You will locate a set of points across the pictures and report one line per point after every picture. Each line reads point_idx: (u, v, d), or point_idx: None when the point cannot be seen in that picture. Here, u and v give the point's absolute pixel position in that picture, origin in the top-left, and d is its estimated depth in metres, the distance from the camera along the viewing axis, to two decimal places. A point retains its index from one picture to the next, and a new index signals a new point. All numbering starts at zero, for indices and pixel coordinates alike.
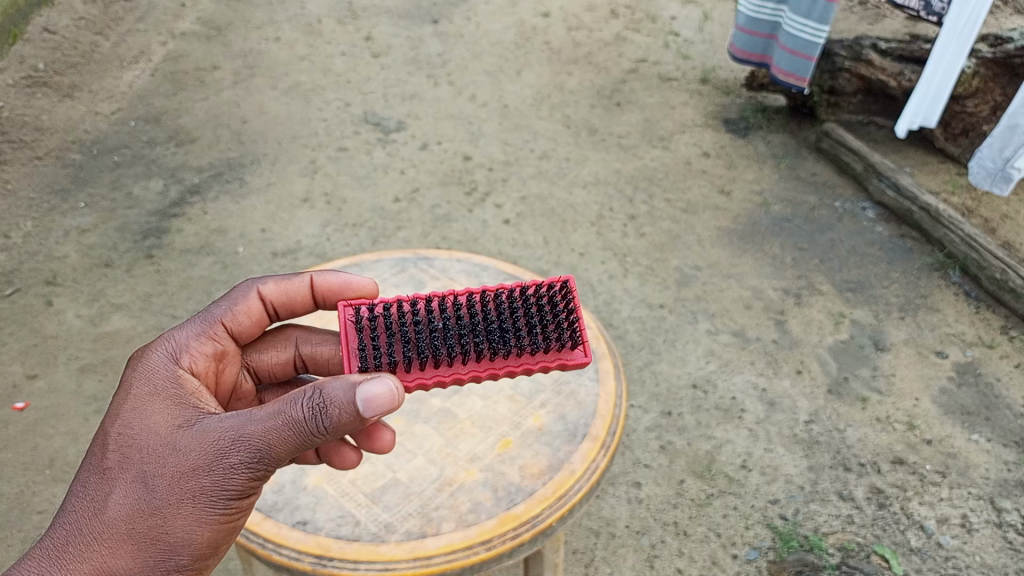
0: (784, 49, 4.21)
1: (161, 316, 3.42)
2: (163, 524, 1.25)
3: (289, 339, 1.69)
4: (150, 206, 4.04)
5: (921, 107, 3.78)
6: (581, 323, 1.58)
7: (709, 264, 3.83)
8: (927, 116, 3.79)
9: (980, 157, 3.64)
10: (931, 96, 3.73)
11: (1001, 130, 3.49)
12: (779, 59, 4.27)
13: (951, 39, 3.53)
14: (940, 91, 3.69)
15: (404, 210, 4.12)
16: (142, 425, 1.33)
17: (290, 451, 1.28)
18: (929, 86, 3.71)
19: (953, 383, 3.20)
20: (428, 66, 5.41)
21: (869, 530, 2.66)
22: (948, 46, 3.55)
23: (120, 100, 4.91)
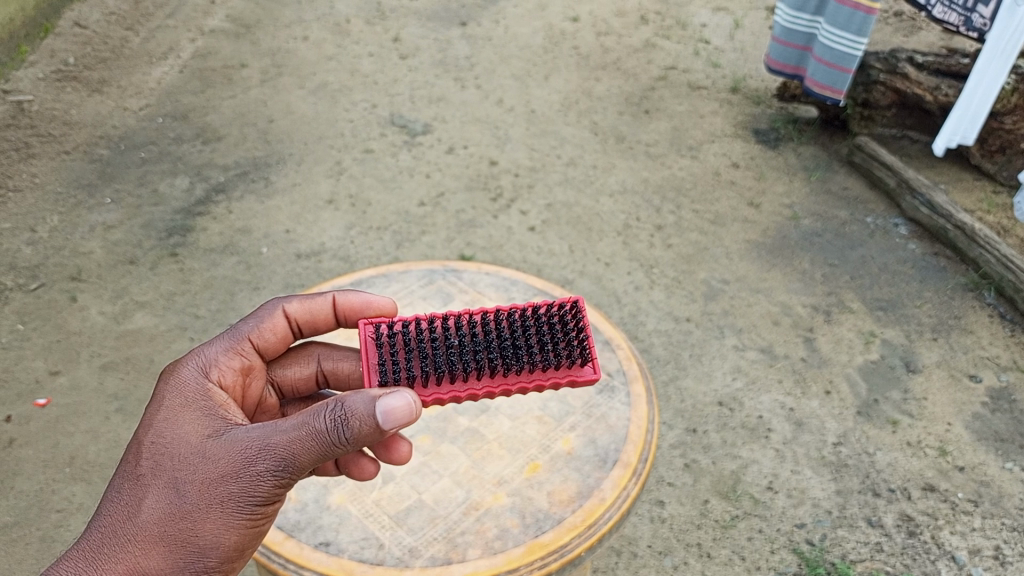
0: (819, 61, 4.13)
1: (184, 316, 3.40)
2: (195, 527, 1.22)
3: (311, 355, 1.66)
4: (175, 204, 4.04)
5: (961, 124, 3.71)
6: (592, 341, 1.54)
7: (737, 278, 3.77)
8: (966, 132, 3.72)
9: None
10: (971, 113, 3.65)
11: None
12: (813, 71, 4.20)
13: (992, 58, 3.44)
14: (981, 106, 3.62)
15: (429, 214, 4.08)
16: (174, 433, 1.30)
17: (313, 460, 1.25)
18: (970, 102, 3.62)
19: (987, 408, 3.11)
20: (456, 69, 5.38)
21: (899, 560, 2.58)
22: (990, 64, 3.46)
23: (148, 96, 4.91)
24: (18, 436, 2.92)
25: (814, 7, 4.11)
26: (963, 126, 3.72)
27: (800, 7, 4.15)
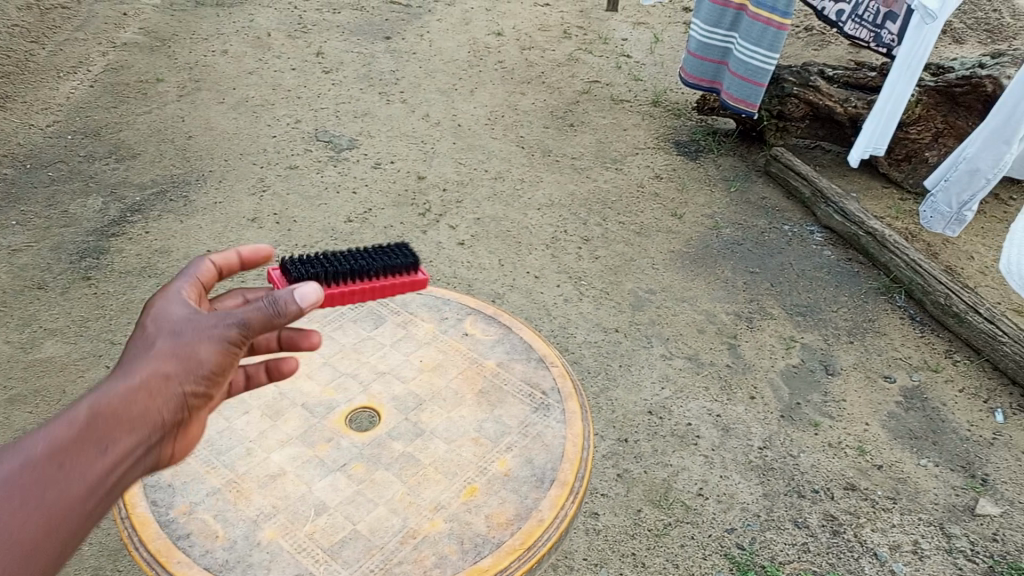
0: (735, 75, 4.27)
1: (98, 342, 3.25)
2: (153, 376, 1.09)
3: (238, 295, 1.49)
4: (88, 224, 3.88)
5: (873, 136, 3.88)
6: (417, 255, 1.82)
7: (663, 288, 3.84)
8: (878, 145, 3.89)
9: (935, 201, 3.67)
10: (883, 125, 3.83)
11: (959, 174, 3.51)
12: (729, 85, 4.33)
13: (901, 72, 3.59)
14: (891, 119, 3.79)
15: (356, 231, 4.03)
16: (160, 307, 1.21)
17: (266, 323, 1.14)
18: (881, 115, 3.79)
19: (901, 407, 3.25)
20: (381, 84, 5.35)
21: (824, 559, 2.63)
22: (899, 79, 3.62)
23: (56, 112, 4.73)
24: None
25: (729, 23, 4.24)
26: (876, 138, 3.89)
27: (716, 22, 4.27)
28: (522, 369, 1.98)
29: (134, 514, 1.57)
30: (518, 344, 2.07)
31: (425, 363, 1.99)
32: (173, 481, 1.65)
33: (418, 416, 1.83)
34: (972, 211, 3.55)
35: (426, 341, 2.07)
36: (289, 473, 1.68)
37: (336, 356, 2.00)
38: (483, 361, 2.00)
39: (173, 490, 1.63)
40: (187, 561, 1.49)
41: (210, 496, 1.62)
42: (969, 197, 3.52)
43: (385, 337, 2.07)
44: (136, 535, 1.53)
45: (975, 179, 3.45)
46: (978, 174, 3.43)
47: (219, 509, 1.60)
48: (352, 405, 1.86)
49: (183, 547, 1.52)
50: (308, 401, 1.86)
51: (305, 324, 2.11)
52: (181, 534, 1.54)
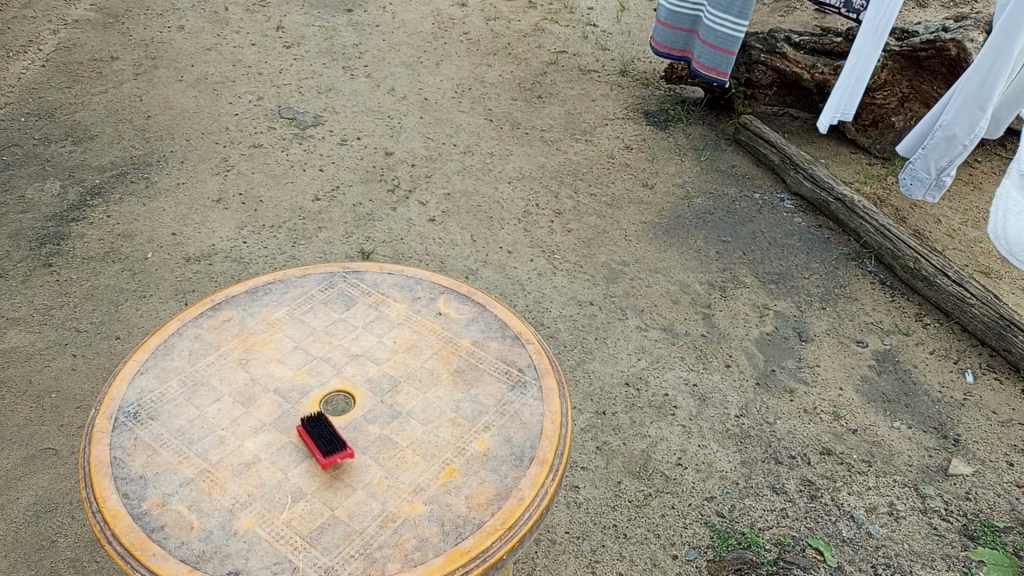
0: (704, 43, 4.23)
1: (64, 330, 3.15)
2: None
3: None
4: (46, 210, 3.76)
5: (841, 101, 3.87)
6: None
7: (637, 259, 3.84)
8: (846, 109, 3.89)
9: (914, 168, 3.65)
10: (851, 90, 3.82)
11: (937, 141, 3.49)
12: (699, 53, 4.29)
13: (868, 37, 3.59)
14: (858, 84, 3.79)
15: (325, 209, 3.96)
16: None
17: None
18: (850, 79, 3.78)
19: (874, 370, 3.29)
20: (344, 58, 5.24)
21: (803, 523, 2.66)
22: (866, 43, 3.61)
23: (7, 93, 4.56)
24: None
25: None
26: (844, 103, 3.88)
27: None
28: (498, 346, 1.96)
29: (105, 507, 1.52)
30: (493, 322, 2.04)
31: (399, 344, 1.95)
32: (145, 472, 1.60)
33: (394, 398, 1.80)
34: (950, 176, 3.53)
35: (399, 321, 2.03)
36: (264, 459, 1.64)
37: (308, 339, 1.96)
38: (458, 340, 1.97)
39: (145, 482, 1.58)
40: (163, 553, 1.45)
41: (183, 486, 1.58)
42: (947, 162, 3.51)
43: (358, 318, 2.03)
44: (108, 529, 1.49)
45: (952, 146, 3.44)
46: (955, 141, 3.41)
47: (194, 499, 1.56)
48: (326, 388, 1.82)
49: (158, 539, 1.48)
50: (280, 385, 1.82)
51: (275, 307, 2.06)
52: (155, 526, 1.50)
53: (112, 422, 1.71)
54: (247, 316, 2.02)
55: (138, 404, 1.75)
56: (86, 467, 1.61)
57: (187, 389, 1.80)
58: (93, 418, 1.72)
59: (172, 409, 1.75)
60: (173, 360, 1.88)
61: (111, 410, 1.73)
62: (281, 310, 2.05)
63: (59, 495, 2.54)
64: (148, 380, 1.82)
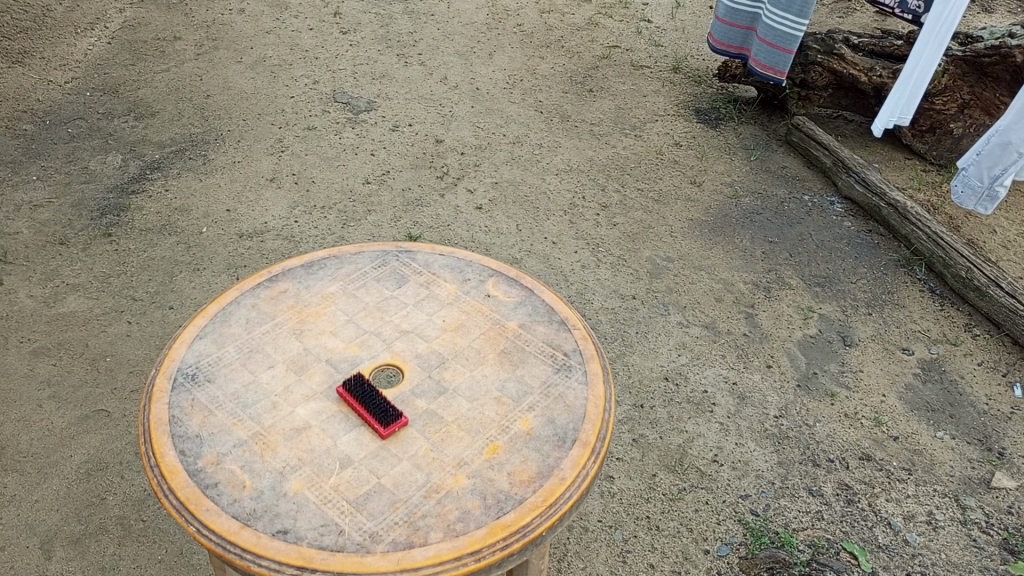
0: (763, 41, 4.20)
1: (121, 298, 3.26)
2: None
3: None
4: (108, 182, 3.89)
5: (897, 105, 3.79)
6: None
7: (681, 256, 3.83)
8: (902, 114, 3.81)
9: (967, 176, 3.57)
10: (908, 94, 3.75)
11: (991, 148, 3.42)
12: (757, 51, 4.26)
13: (929, 39, 3.52)
14: (916, 88, 3.71)
15: (374, 193, 4.02)
16: None
17: None
18: (906, 83, 3.71)
19: (919, 379, 3.24)
20: (399, 45, 5.30)
21: (838, 527, 2.64)
22: (926, 45, 3.55)
23: (75, 69, 4.72)
24: None
25: None
26: (899, 107, 3.80)
27: None
28: (543, 330, 1.99)
29: (163, 462, 1.59)
30: (540, 306, 2.07)
31: (448, 323, 1.99)
32: (201, 431, 1.67)
33: (441, 374, 1.84)
34: (1005, 186, 3.44)
35: (448, 301, 2.07)
36: (314, 426, 1.70)
37: (360, 314, 2.01)
38: (505, 322, 2.00)
39: (201, 440, 1.65)
40: (216, 509, 1.51)
41: (237, 447, 1.64)
42: (1002, 171, 3.42)
43: (408, 296, 2.08)
44: (166, 483, 1.56)
45: (1007, 154, 3.37)
46: (1011, 148, 3.34)
47: (246, 460, 1.62)
48: (375, 361, 1.87)
49: (212, 495, 1.54)
50: (332, 357, 1.88)
51: (329, 282, 2.12)
52: (209, 483, 1.56)
53: (172, 381, 1.78)
54: (302, 289, 2.08)
55: (196, 366, 1.83)
56: (146, 423, 1.68)
57: (244, 355, 1.87)
58: (154, 377, 1.79)
59: (228, 373, 1.82)
60: (230, 327, 1.95)
61: (171, 370, 1.81)
62: (334, 285, 2.10)
63: (111, 454, 2.64)
64: (207, 344, 1.89)
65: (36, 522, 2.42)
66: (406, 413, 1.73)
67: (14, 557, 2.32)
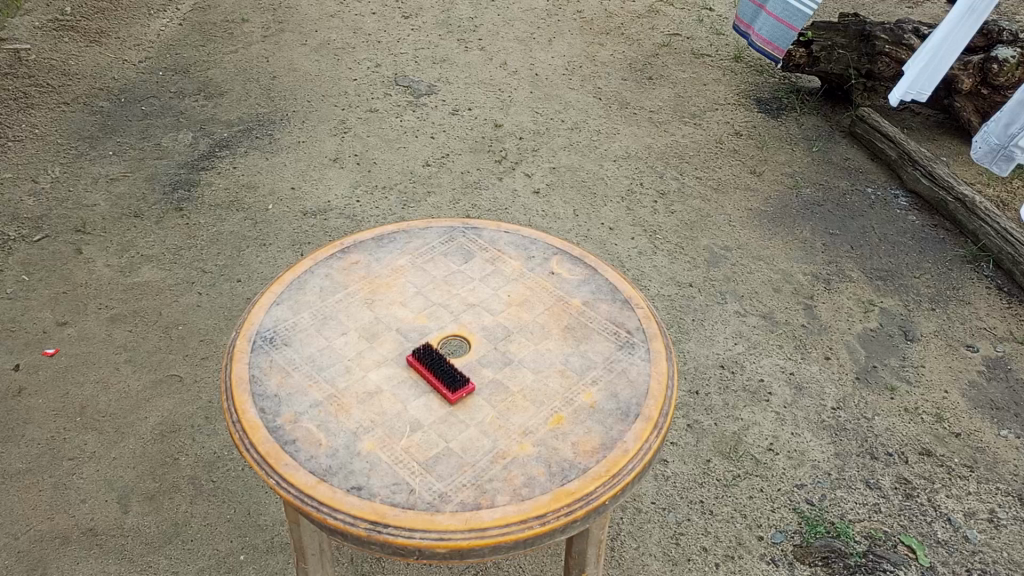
0: (770, 15, 4.11)
1: (191, 270, 3.38)
2: None
3: None
4: (180, 158, 4.02)
5: (918, 79, 3.64)
6: None
7: (739, 246, 3.80)
8: (922, 89, 3.66)
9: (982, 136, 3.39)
10: (931, 70, 3.60)
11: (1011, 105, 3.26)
12: (762, 24, 4.18)
13: (965, 15, 3.43)
14: (943, 62, 3.56)
15: (434, 175, 4.08)
16: None
17: None
18: (931, 57, 3.58)
19: (983, 376, 3.17)
20: (459, 31, 5.34)
21: (895, 520, 2.61)
22: (960, 21, 3.45)
23: (148, 49, 4.87)
24: (27, 384, 2.84)
25: None
26: (918, 84, 3.66)
27: None
28: (608, 308, 2.01)
29: (244, 419, 1.67)
30: (604, 285, 2.09)
31: (513, 298, 2.04)
32: (279, 391, 1.75)
33: (507, 346, 1.89)
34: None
35: (514, 277, 2.11)
36: (386, 391, 1.77)
37: (428, 287, 2.08)
38: (570, 299, 2.04)
39: (279, 400, 1.73)
40: (294, 464, 1.58)
41: (313, 407, 1.72)
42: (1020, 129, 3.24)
43: (474, 271, 2.13)
44: (246, 438, 1.64)
45: None
46: None
47: (322, 419, 1.69)
48: (444, 332, 1.93)
49: (290, 451, 1.61)
50: (402, 325, 1.95)
51: (398, 255, 2.18)
52: (287, 439, 1.63)
53: (251, 344, 1.87)
54: (373, 261, 2.15)
55: (274, 330, 1.91)
56: (228, 381, 1.77)
57: (318, 321, 1.95)
58: (235, 338, 1.89)
59: (304, 337, 1.90)
60: (305, 294, 2.03)
61: (250, 333, 1.90)
62: (404, 258, 2.17)
63: (182, 418, 2.75)
64: (283, 309, 1.98)
65: (114, 478, 2.54)
66: (474, 383, 1.78)
67: (92, 511, 2.44)
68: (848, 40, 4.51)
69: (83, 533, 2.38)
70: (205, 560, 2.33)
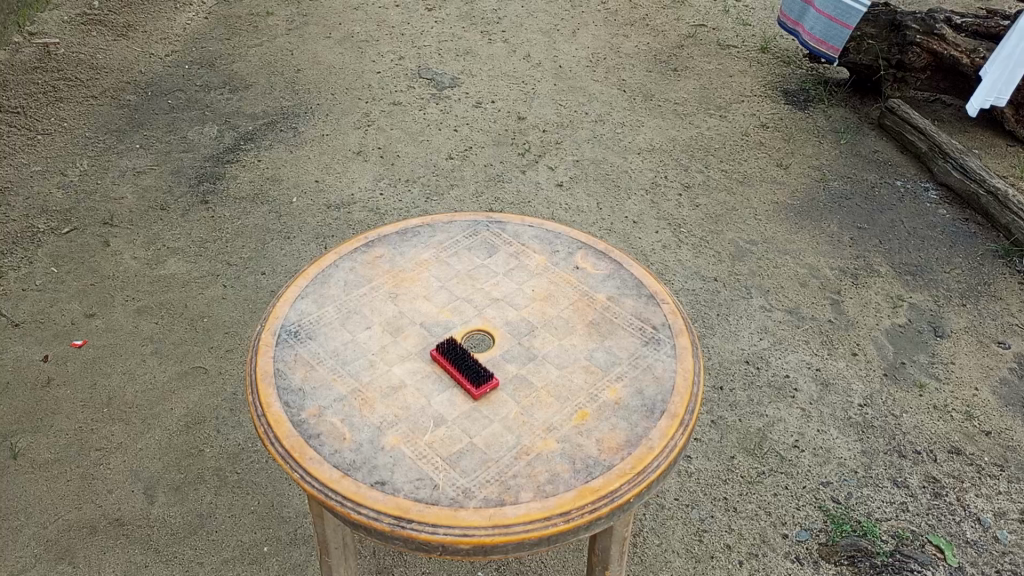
0: (820, 13, 4.20)
1: (216, 263, 3.40)
2: None
3: None
4: (205, 151, 4.05)
5: (997, 84, 3.62)
6: None
7: (765, 240, 3.75)
8: (1000, 94, 3.63)
9: None
10: (1008, 74, 3.58)
11: None
12: (812, 24, 4.26)
13: None
14: (1019, 67, 3.53)
15: (457, 168, 4.07)
16: None
17: None
18: (1007, 62, 3.56)
19: (1015, 374, 3.11)
20: (483, 23, 5.32)
21: (923, 520, 2.57)
22: None
23: (174, 42, 4.91)
24: (56, 375, 2.88)
25: None
26: (998, 88, 3.63)
27: None
28: (633, 303, 2.00)
29: (268, 412, 1.68)
30: (629, 280, 2.07)
31: (537, 292, 2.03)
32: (303, 384, 1.76)
33: (531, 342, 1.88)
34: None
35: (538, 272, 2.10)
36: (409, 385, 1.76)
37: (452, 281, 2.07)
38: (594, 294, 2.02)
39: (303, 394, 1.73)
40: (319, 458, 1.59)
41: (337, 401, 1.72)
42: None
43: (499, 265, 2.13)
44: (271, 432, 1.64)
45: None
46: None
47: (346, 414, 1.69)
48: (468, 326, 1.92)
49: (314, 445, 1.62)
50: (426, 320, 1.94)
51: (422, 249, 2.18)
52: (311, 433, 1.64)
53: (276, 337, 1.88)
54: (397, 255, 2.15)
55: (298, 324, 1.92)
56: (253, 375, 1.78)
57: (342, 315, 1.95)
58: (260, 332, 1.90)
59: (328, 331, 1.90)
60: (330, 288, 2.03)
61: (275, 326, 1.91)
62: (428, 252, 2.17)
63: (207, 410, 2.77)
64: (308, 303, 1.98)
65: (140, 469, 2.57)
66: (498, 379, 1.77)
67: (119, 501, 2.47)
68: (877, 31, 4.41)
69: (109, 523, 2.41)
70: (230, 551, 2.35)
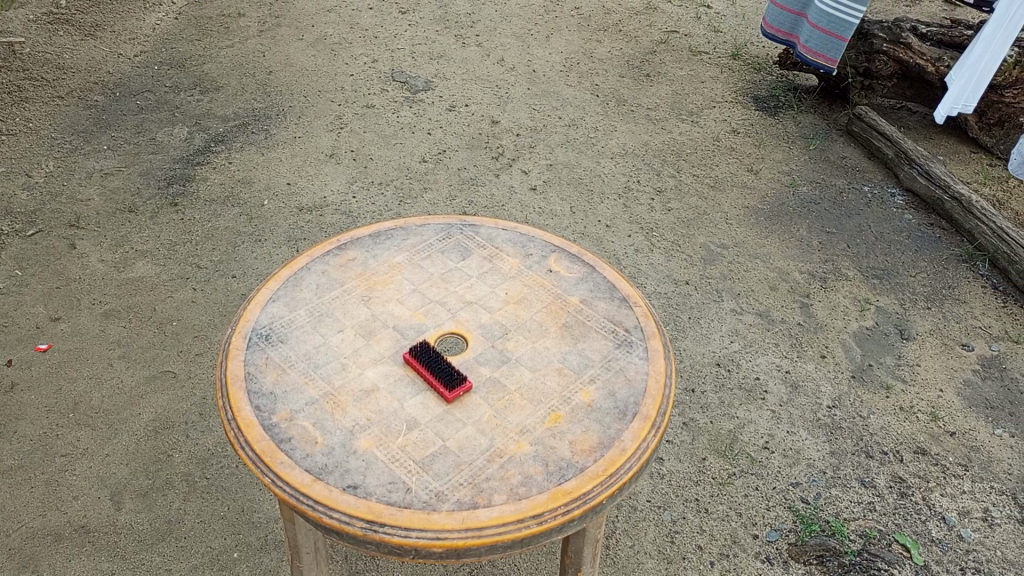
0: (815, 27, 4.12)
1: (185, 265, 3.36)
2: None
3: None
4: (174, 153, 4.00)
5: (963, 92, 3.66)
6: None
7: (736, 244, 3.79)
8: (967, 101, 3.67)
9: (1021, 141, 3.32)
10: (974, 83, 3.62)
11: None
12: (807, 38, 4.19)
13: (1000, 26, 3.44)
14: (985, 73, 3.58)
15: (430, 171, 4.06)
16: None
17: None
18: (972, 71, 3.60)
19: (978, 376, 3.17)
20: (457, 26, 5.33)
21: (890, 519, 2.61)
22: (996, 34, 3.46)
23: (143, 43, 4.85)
24: (20, 380, 2.82)
25: None
26: (965, 96, 3.67)
27: None
28: (605, 306, 2.01)
29: (239, 416, 1.66)
30: (602, 283, 2.09)
31: (510, 295, 2.03)
32: (274, 388, 1.74)
33: (504, 344, 1.89)
34: None
35: (511, 275, 2.11)
36: (382, 389, 1.76)
37: (425, 284, 2.07)
38: (567, 297, 2.03)
39: (274, 397, 1.72)
40: (290, 462, 1.57)
41: (309, 405, 1.71)
42: None
43: (472, 268, 2.13)
44: (242, 436, 1.63)
45: None
46: None
47: (318, 417, 1.68)
48: (441, 330, 1.92)
49: (285, 449, 1.60)
50: (398, 323, 1.94)
51: (395, 252, 2.18)
52: (282, 437, 1.63)
53: (246, 341, 1.86)
54: (370, 258, 2.14)
55: (269, 327, 1.90)
56: (223, 379, 1.76)
57: (314, 318, 1.93)
58: (231, 335, 1.88)
59: (300, 334, 1.89)
60: (301, 291, 2.02)
61: (246, 330, 1.89)
62: (401, 255, 2.16)
63: (176, 414, 2.74)
64: (279, 306, 1.97)
65: (106, 475, 2.53)
66: (470, 382, 1.77)
67: (84, 508, 2.43)
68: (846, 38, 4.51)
69: (75, 530, 2.37)
70: (199, 557, 2.32)
